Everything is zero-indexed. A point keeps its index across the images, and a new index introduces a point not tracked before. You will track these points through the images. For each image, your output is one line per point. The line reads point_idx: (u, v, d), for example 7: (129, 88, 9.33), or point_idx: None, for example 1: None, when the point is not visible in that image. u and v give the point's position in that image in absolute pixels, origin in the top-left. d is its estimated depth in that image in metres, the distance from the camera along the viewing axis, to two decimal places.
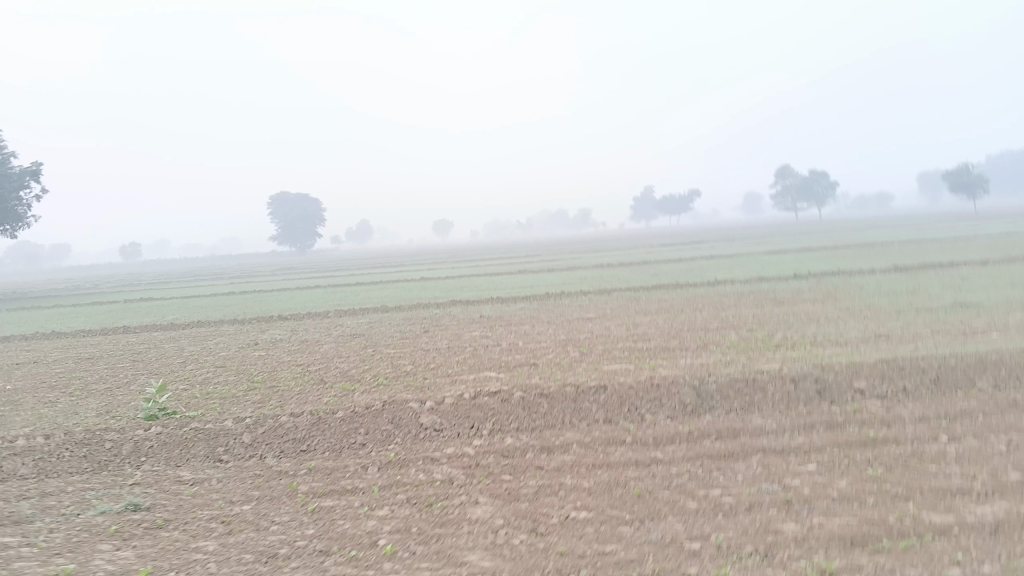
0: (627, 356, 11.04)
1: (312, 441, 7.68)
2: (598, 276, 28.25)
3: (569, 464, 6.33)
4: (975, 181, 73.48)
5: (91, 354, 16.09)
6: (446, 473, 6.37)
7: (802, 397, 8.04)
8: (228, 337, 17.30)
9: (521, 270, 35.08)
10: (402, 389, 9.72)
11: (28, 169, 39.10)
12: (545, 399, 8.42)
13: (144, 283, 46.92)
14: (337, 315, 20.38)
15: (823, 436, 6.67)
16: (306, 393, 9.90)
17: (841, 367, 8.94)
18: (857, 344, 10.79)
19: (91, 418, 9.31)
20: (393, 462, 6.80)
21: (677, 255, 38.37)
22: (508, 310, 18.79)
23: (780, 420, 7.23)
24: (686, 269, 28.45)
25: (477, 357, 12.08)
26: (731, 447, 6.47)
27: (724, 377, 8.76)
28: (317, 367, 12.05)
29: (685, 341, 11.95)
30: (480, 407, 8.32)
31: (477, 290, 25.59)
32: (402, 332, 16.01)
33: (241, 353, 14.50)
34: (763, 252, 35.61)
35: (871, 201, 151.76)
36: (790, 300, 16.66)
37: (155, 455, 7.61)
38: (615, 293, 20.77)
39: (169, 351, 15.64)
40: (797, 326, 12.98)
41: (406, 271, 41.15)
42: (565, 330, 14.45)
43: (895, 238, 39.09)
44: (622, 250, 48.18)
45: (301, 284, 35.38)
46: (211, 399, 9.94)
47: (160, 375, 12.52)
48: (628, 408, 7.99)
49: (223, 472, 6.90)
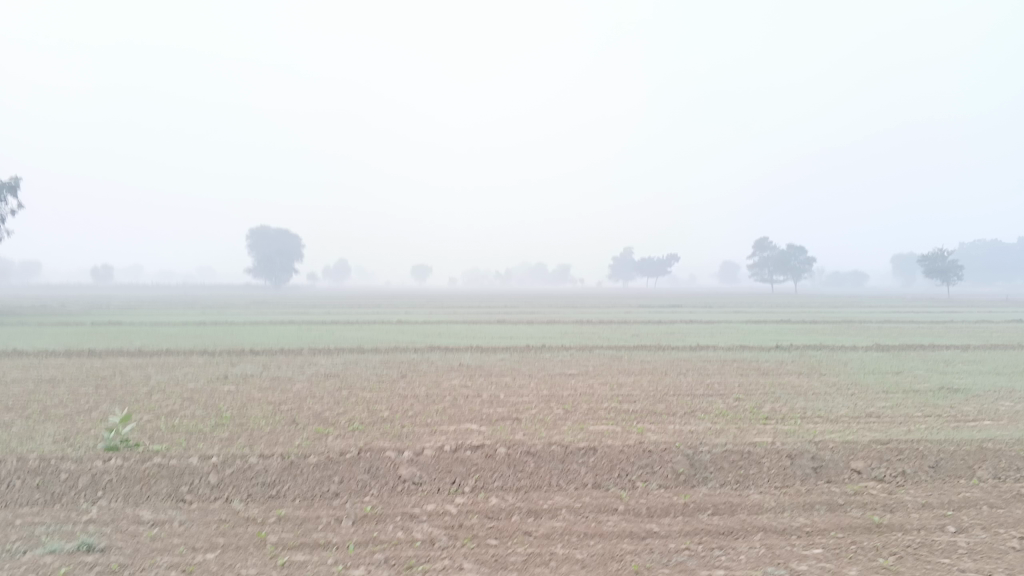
0: (612, 417, 10.70)
1: (284, 486, 7.22)
2: (577, 333, 27.92)
3: (559, 532, 5.94)
4: (948, 267, 74.60)
5: (52, 376, 15.47)
6: (427, 532, 5.96)
7: (798, 474, 7.73)
8: (198, 369, 16.73)
9: (499, 321, 34.66)
10: (380, 436, 9.29)
11: (6, 182, 38.36)
12: (531, 458, 8.04)
13: (115, 307, 45.96)
14: (311, 353, 19.84)
15: (824, 517, 6.35)
16: (277, 433, 9.43)
17: (837, 445, 8.65)
18: (848, 422, 10.52)
19: (47, 445, 8.78)
20: (369, 516, 6.37)
21: (657, 317, 38.21)
22: (488, 360, 18.42)
23: (778, 497, 6.91)
24: (666, 333, 28.23)
25: (456, 407, 11.67)
26: (730, 524, 6.14)
27: (717, 448, 8.44)
28: (290, 406, 11.56)
29: (672, 406, 11.63)
30: (462, 461, 7.91)
31: (455, 338, 25.16)
32: (378, 375, 15.58)
33: (210, 386, 13.98)
34: (743, 321, 35.65)
35: (845, 279, 153.81)
36: (775, 371, 16.42)
37: (113, 490, 7.11)
38: (596, 351, 20.51)
39: (135, 379, 15.04)
40: (784, 398, 12.73)
41: (382, 313, 40.67)
42: (548, 386, 14.06)
43: (872, 317, 39.25)
44: (601, 308, 48.05)
45: (275, 319, 34.71)
46: (177, 433, 9.43)
47: (125, 403, 11.96)
48: (618, 473, 7.63)
49: (186, 514, 6.42)
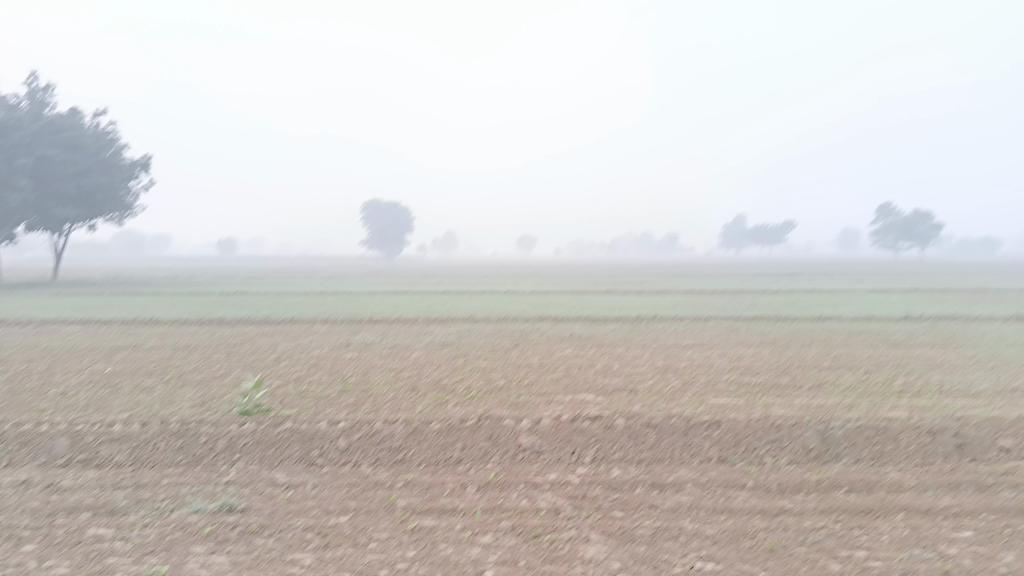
0: (734, 389, 10.41)
1: (408, 452, 7.36)
2: (689, 303, 27.36)
3: (686, 506, 5.81)
4: None
5: (187, 344, 16.35)
6: (551, 501, 5.95)
7: (940, 452, 7.30)
8: (320, 337, 17.34)
9: (608, 291, 34.42)
10: (498, 404, 9.36)
11: (140, 160, 40.68)
12: (652, 430, 7.91)
13: (240, 278, 48.27)
14: (425, 323, 20.23)
15: (973, 498, 5.96)
16: (399, 400, 9.64)
17: (982, 422, 8.12)
18: (991, 397, 9.87)
19: (187, 409, 9.28)
20: (493, 484, 6.41)
21: (773, 287, 36.99)
22: (600, 331, 18.30)
23: (919, 476, 6.53)
24: (783, 302, 27.32)
25: (572, 377, 11.63)
26: (868, 502, 5.85)
27: (849, 422, 8.06)
28: (409, 374, 11.79)
29: (796, 378, 11.21)
30: (582, 432, 7.86)
31: (566, 307, 25.12)
32: (492, 345, 15.72)
33: (332, 354, 14.46)
34: (866, 290, 34.09)
35: (976, 245, 144.83)
36: (905, 342, 15.61)
37: (249, 453, 7.44)
38: (711, 322, 20.04)
39: (262, 347, 15.74)
40: (917, 372, 12.07)
41: (492, 284, 41.09)
42: (664, 357, 13.84)
43: (1009, 286, 36.78)
44: (712, 278, 47.00)
45: (388, 289, 35.60)
46: (304, 399, 9.79)
47: (254, 370, 12.52)
48: (744, 448, 7.41)
49: (318, 478, 6.65)
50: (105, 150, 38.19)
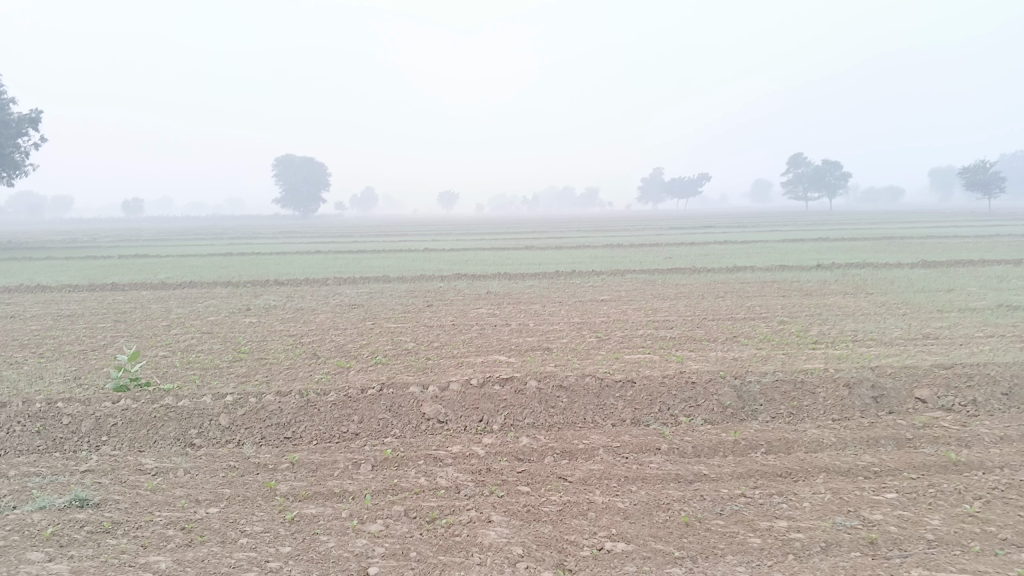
0: (649, 345, 10.07)
1: (298, 428, 6.71)
2: (607, 257, 27.11)
3: (597, 476, 5.36)
4: (990, 179, 71.74)
5: (72, 312, 15.10)
6: (452, 478, 5.40)
7: (857, 405, 7.07)
8: (219, 301, 16.31)
9: (528, 246, 33.95)
10: (402, 369, 8.76)
11: (28, 116, 37.80)
12: (564, 392, 7.43)
13: (145, 240, 45.73)
14: (335, 283, 19.32)
15: (894, 455, 5.70)
16: (296, 369, 8.92)
17: (896, 371, 7.95)
18: (904, 345, 9.79)
19: (55, 386, 8.37)
20: (390, 460, 5.83)
21: (690, 239, 37.22)
22: (517, 287, 17.80)
23: (839, 432, 6.26)
24: (698, 254, 27.33)
25: (484, 337, 11.11)
26: (788, 464, 5.52)
27: (766, 377, 7.76)
28: (311, 339, 11.04)
29: (712, 331, 10.95)
30: (490, 397, 7.32)
31: (482, 265, 24.48)
32: (404, 305, 15.03)
33: (230, 319, 13.53)
34: (778, 240, 34.61)
35: (880, 194, 150.39)
36: (818, 291, 15.63)
37: (118, 435, 6.65)
38: (629, 275, 19.79)
39: (154, 313, 14.64)
40: (831, 320, 11.99)
41: (411, 241, 40.26)
42: (579, 313, 13.42)
43: (913, 233, 37.85)
44: (631, 231, 47.04)
45: (302, 249, 34.25)
46: (190, 370, 8.98)
47: (140, 339, 11.54)
48: (660, 407, 7.01)
49: (192, 462, 5.94)
50: None
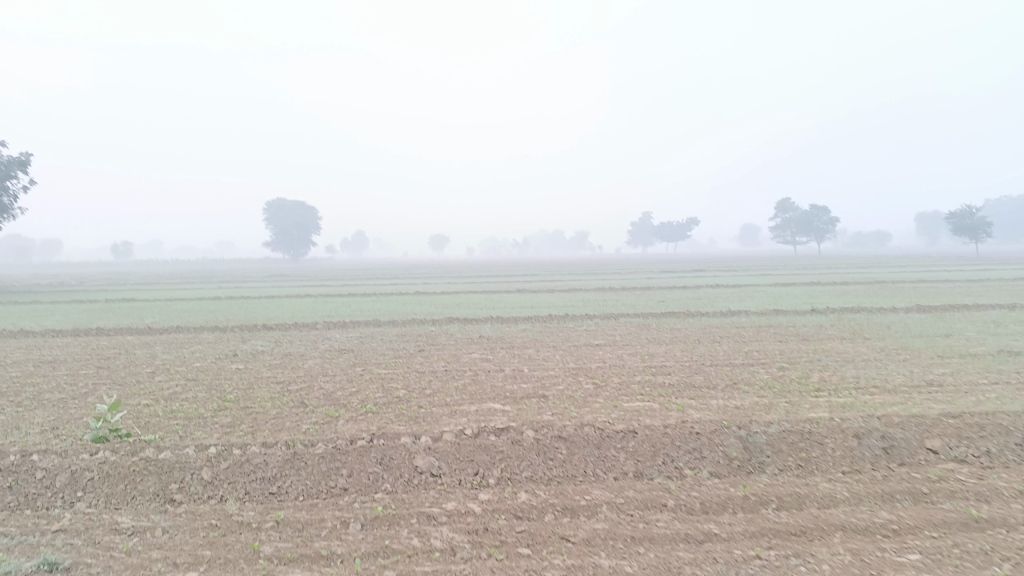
0: (648, 392, 9.80)
1: (285, 483, 6.39)
2: (600, 300, 26.92)
3: (601, 536, 5.06)
4: (977, 224, 72.32)
5: (54, 358, 14.72)
6: (448, 539, 5.09)
7: (868, 457, 6.81)
8: (206, 346, 15.96)
9: (520, 290, 33.79)
10: (394, 419, 8.44)
11: (16, 159, 37.53)
12: (563, 443, 7.14)
13: (132, 283, 45.30)
14: (325, 328, 19.00)
15: (912, 511, 5.43)
16: (283, 418, 8.59)
17: (905, 420, 7.70)
18: (908, 392, 9.56)
19: (30, 437, 8.01)
20: (381, 519, 5.51)
21: (683, 282, 37.14)
22: (509, 331, 17.53)
23: (852, 486, 5.99)
24: (690, 297, 27.16)
25: (478, 384, 10.81)
26: (802, 522, 5.24)
27: (772, 426, 7.49)
28: (299, 386, 10.72)
29: (711, 377, 10.69)
30: (485, 449, 7.02)
31: (474, 309, 24.20)
32: (395, 350, 14.74)
33: (216, 365, 13.19)
34: (771, 284, 34.55)
35: (867, 238, 151.55)
36: (815, 336, 15.43)
37: (94, 490, 6.31)
38: (623, 319, 19.57)
39: (138, 359, 14.27)
40: (831, 366, 11.76)
41: (401, 284, 40.01)
42: (574, 358, 13.15)
43: (903, 277, 37.92)
44: (622, 275, 46.95)
45: (291, 292, 33.93)
46: (173, 420, 8.64)
47: (123, 386, 11.19)
48: (663, 460, 6.73)
49: (171, 520, 5.61)
50: None
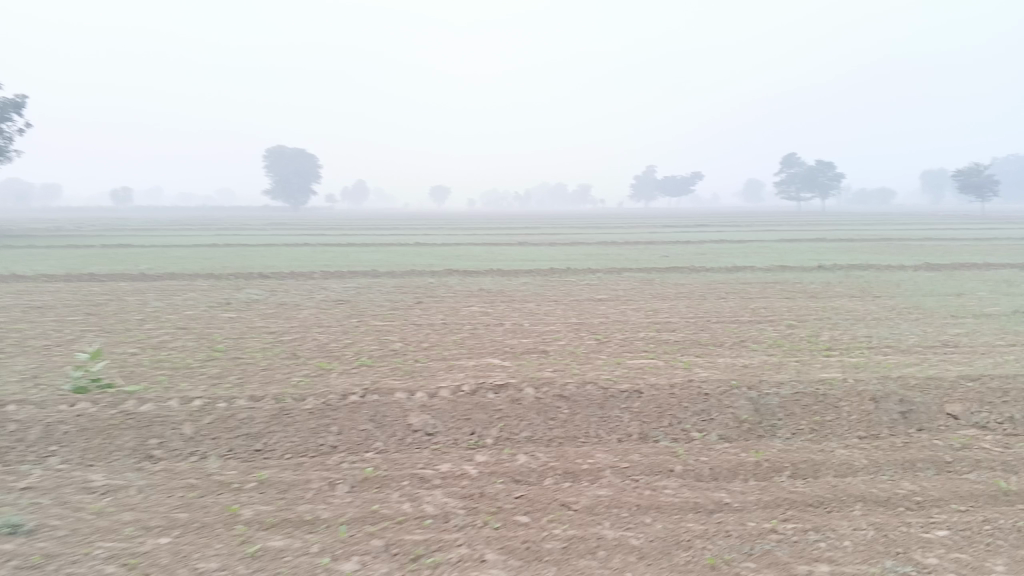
0: (653, 349, 9.43)
1: (271, 441, 6.05)
2: (602, 254, 26.46)
3: (605, 504, 4.72)
4: (984, 182, 71.40)
5: (43, 304, 14.35)
6: (441, 505, 4.75)
7: (885, 422, 6.46)
8: (200, 294, 15.57)
9: (522, 242, 33.33)
10: (388, 373, 8.09)
11: (11, 101, 36.76)
12: (565, 402, 6.78)
13: (130, 230, 44.77)
14: (323, 278, 18.60)
15: (938, 482, 5.08)
16: (272, 371, 8.25)
17: (923, 383, 7.34)
18: (924, 354, 9.19)
19: (8, 386, 7.67)
20: (370, 480, 5.17)
21: (686, 237, 36.55)
22: (510, 284, 17.12)
23: (871, 453, 5.65)
24: (694, 252, 26.69)
25: (477, 338, 10.45)
26: (820, 492, 4.91)
27: (784, 387, 7.12)
28: (292, 337, 10.36)
29: (717, 334, 10.31)
30: (483, 407, 6.67)
31: (474, 261, 23.77)
32: (392, 301, 14.36)
33: (208, 314, 12.82)
34: (776, 240, 34.04)
35: (872, 195, 150.15)
36: (824, 294, 15.01)
37: (69, 445, 5.98)
38: (626, 274, 19.15)
39: (129, 306, 13.90)
40: (842, 325, 11.37)
41: (400, 235, 39.43)
42: (576, 313, 12.78)
43: (909, 235, 37.31)
44: (624, 229, 46.36)
45: (290, 241, 33.42)
46: (159, 371, 8.29)
47: (111, 334, 10.83)
48: (669, 422, 6.39)
49: (147, 479, 5.27)
50: None
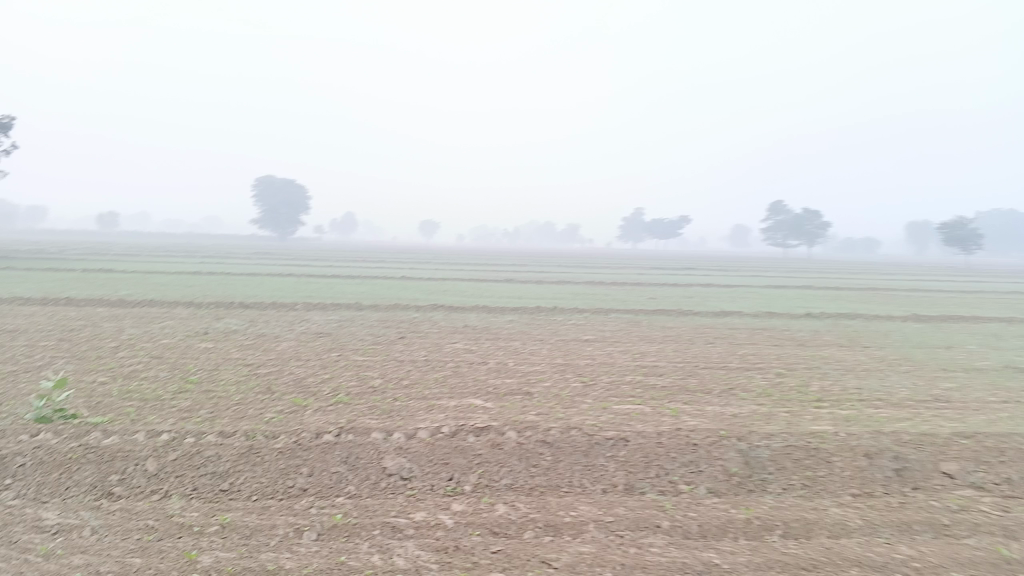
0: (640, 394, 9.19)
1: (238, 481, 5.76)
2: (589, 294, 26.29)
3: (587, 562, 4.45)
4: (968, 235, 72.04)
5: (15, 327, 13.98)
6: (413, 558, 4.46)
7: (879, 479, 6.24)
8: (178, 322, 15.24)
9: (509, 279, 33.12)
10: (367, 411, 7.81)
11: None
12: (548, 449, 6.52)
13: (113, 254, 44.34)
14: (305, 309, 18.30)
15: (937, 547, 4.84)
16: (246, 405, 7.95)
17: (917, 439, 7.12)
18: (916, 408, 8.99)
19: None
20: (340, 528, 4.89)
21: (673, 280, 36.48)
22: (495, 322, 16.88)
23: (866, 513, 5.41)
24: (681, 296, 26.53)
25: (459, 377, 10.18)
26: (814, 554, 4.66)
27: (774, 440, 6.89)
28: (269, 370, 10.06)
29: (705, 381, 10.08)
30: (463, 451, 6.40)
31: (460, 297, 23.53)
32: (375, 336, 14.08)
33: (185, 343, 12.50)
34: (763, 286, 34.01)
35: (857, 244, 151.43)
36: (812, 342, 14.84)
37: (24, 479, 5.66)
38: (613, 315, 18.96)
39: (104, 333, 13.55)
40: (832, 375, 11.18)
41: (386, 268, 39.18)
42: (561, 354, 12.55)
43: (895, 285, 37.39)
44: (612, 270, 46.31)
45: (275, 271, 33.11)
46: (127, 401, 7.97)
47: (82, 361, 10.49)
48: (656, 473, 6.14)
49: (102, 519, 4.96)
50: None
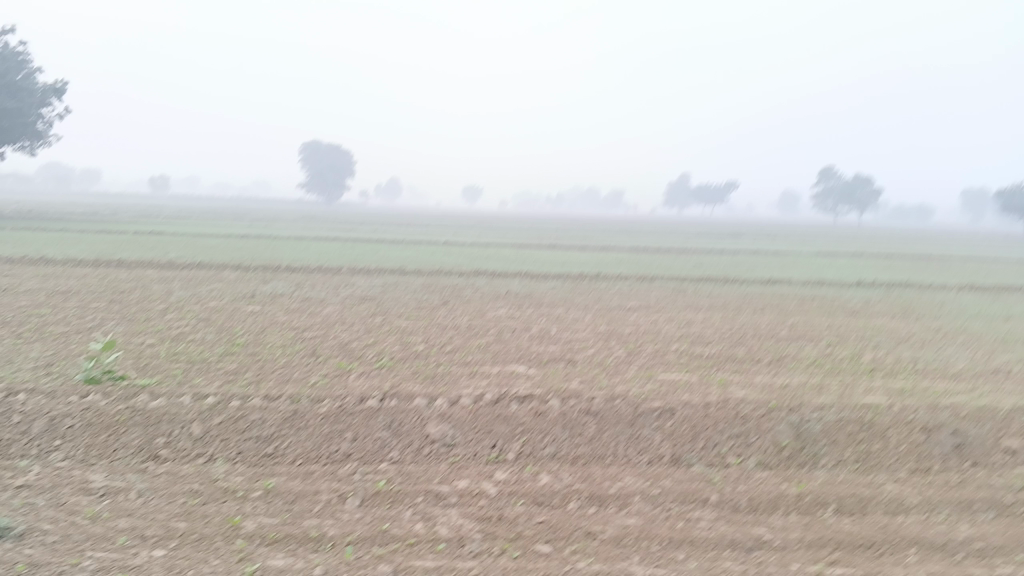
0: (686, 363, 9.02)
1: (282, 445, 5.76)
2: (633, 261, 25.97)
3: (633, 535, 4.35)
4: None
5: (68, 289, 14.24)
6: (456, 527, 4.41)
7: (936, 455, 6.02)
8: (225, 285, 15.39)
9: (552, 245, 32.88)
10: (410, 377, 7.78)
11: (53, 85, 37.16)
12: (593, 418, 6.41)
13: (164, 218, 45.07)
14: (349, 274, 18.37)
15: (1000, 528, 4.64)
16: (291, 369, 7.97)
17: (977, 414, 6.86)
18: (974, 381, 8.67)
19: (21, 374, 7.46)
20: (383, 495, 4.86)
21: (719, 247, 35.89)
22: (539, 288, 16.75)
23: (924, 490, 5.22)
24: (728, 263, 26.06)
25: (502, 343, 10.10)
26: (870, 532, 4.49)
27: (826, 412, 6.69)
28: (314, 334, 10.09)
29: (754, 350, 9.85)
30: (506, 419, 6.33)
31: (503, 262, 23.43)
32: (418, 301, 14.07)
33: (231, 306, 12.62)
34: (812, 253, 33.28)
35: (910, 211, 147.53)
36: (864, 312, 14.45)
37: (73, 440, 5.74)
38: (658, 282, 18.70)
39: (153, 295, 13.75)
40: (885, 346, 10.85)
41: (430, 233, 39.18)
42: (606, 321, 12.39)
43: (950, 254, 36.31)
44: (657, 236, 45.73)
45: (321, 235, 33.35)
46: (175, 364, 8.05)
47: (131, 323, 10.64)
48: (703, 444, 6.00)
49: (149, 482, 5.00)
50: (13, 73, 34.97)
